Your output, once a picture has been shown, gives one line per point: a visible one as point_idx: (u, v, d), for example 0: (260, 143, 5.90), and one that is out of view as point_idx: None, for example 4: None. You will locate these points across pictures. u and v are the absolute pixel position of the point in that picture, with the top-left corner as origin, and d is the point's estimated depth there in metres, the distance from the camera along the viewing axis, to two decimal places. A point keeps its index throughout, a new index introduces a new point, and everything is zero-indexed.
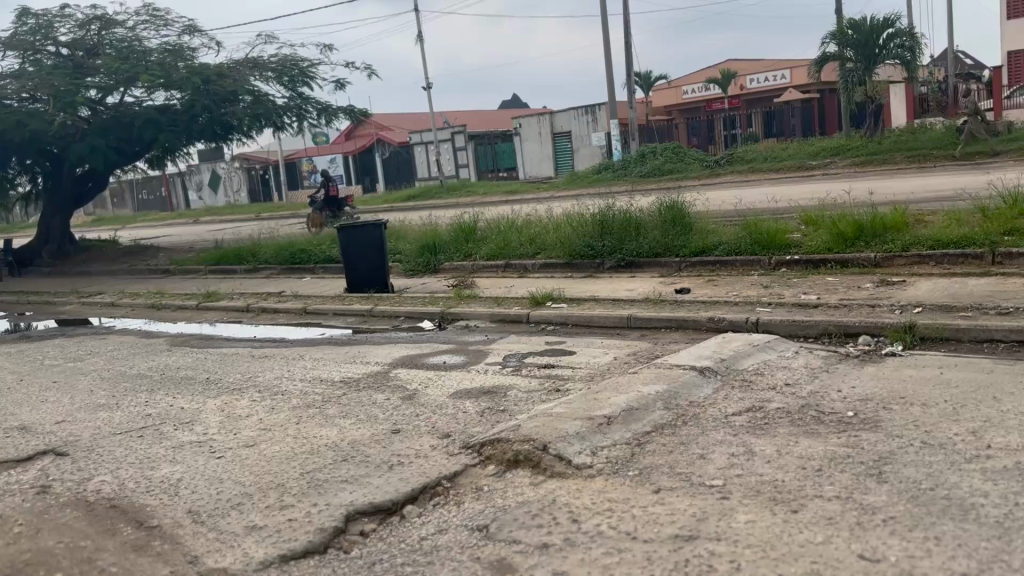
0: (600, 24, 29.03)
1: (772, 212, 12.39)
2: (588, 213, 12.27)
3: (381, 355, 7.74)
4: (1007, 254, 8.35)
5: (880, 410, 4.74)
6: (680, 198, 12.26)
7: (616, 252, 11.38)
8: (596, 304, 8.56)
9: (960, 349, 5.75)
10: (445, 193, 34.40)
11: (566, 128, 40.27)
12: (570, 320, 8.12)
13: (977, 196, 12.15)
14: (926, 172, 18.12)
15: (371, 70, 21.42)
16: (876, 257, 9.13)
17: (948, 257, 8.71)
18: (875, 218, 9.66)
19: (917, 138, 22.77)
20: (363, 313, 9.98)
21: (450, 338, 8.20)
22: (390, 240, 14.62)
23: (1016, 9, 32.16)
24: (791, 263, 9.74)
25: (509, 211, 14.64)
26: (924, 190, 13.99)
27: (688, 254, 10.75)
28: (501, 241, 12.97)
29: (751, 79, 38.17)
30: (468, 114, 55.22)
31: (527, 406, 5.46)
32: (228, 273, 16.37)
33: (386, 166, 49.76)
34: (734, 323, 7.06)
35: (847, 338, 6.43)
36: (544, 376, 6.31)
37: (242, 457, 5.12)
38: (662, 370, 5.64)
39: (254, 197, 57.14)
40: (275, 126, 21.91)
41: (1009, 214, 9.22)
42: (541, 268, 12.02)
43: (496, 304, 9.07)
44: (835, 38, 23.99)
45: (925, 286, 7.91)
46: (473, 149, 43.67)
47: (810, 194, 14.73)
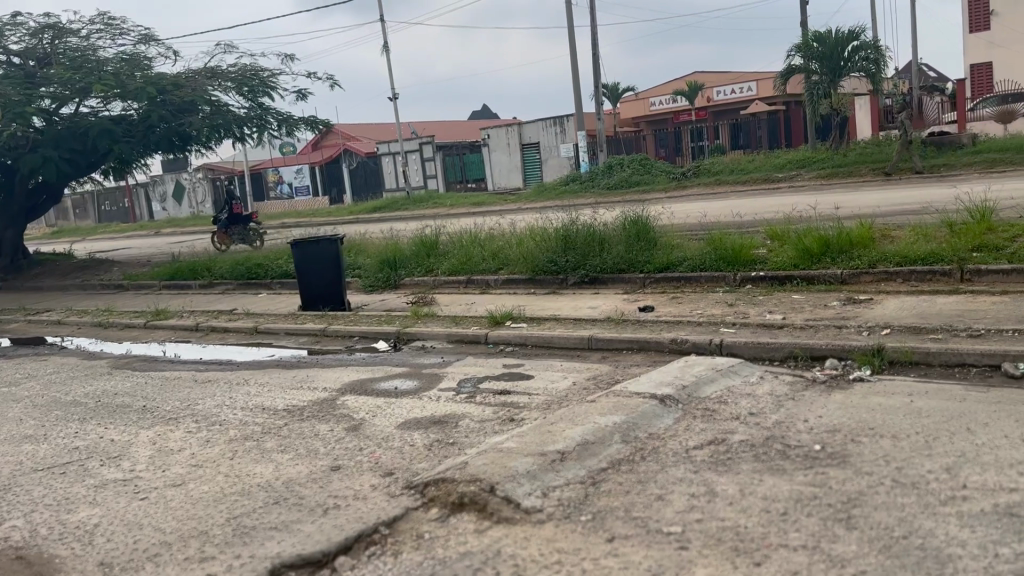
0: (568, 36, 28.90)
1: (738, 226, 12.23)
2: (552, 227, 11.99)
3: (330, 380, 7.35)
4: (975, 270, 8.22)
5: (848, 444, 4.49)
6: (645, 212, 12.06)
7: (579, 267, 11.11)
8: (557, 323, 8.25)
9: (930, 374, 5.55)
10: (411, 204, 34.01)
11: (535, 139, 40.12)
12: (529, 340, 7.80)
13: (944, 209, 12.08)
14: (890, 185, 18.18)
15: (334, 80, 21.00)
16: (842, 274, 8.95)
17: (915, 274, 8.56)
18: (842, 233, 9.49)
19: (881, 151, 22.93)
20: (316, 332, 9.58)
21: (404, 360, 7.83)
22: (350, 254, 14.23)
23: (976, 24, 32.68)
24: (756, 279, 9.54)
25: (472, 224, 14.33)
26: (890, 203, 13.95)
27: (653, 270, 10.52)
28: (463, 256, 12.63)
29: (718, 91, 38.35)
30: (436, 124, 54.90)
31: (478, 438, 5.12)
32: (182, 288, 15.85)
33: (353, 177, 49.17)
34: (696, 345, 6.80)
35: (813, 362, 6.20)
36: (499, 403, 5.98)
37: (167, 499, 4.71)
38: (621, 398, 5.34)
39: (219, 208, 56.23)
40: (235, 136, 21.39)
41: (976, 229, 9.10)
42: (503, 284, 11.71)
43: (454, 323, 8.73)
44: (800, 50, 24.12)
45: (893, 305, 7.74)
46: (441, 160, 43.35)
47: (776, 207, 14.63)
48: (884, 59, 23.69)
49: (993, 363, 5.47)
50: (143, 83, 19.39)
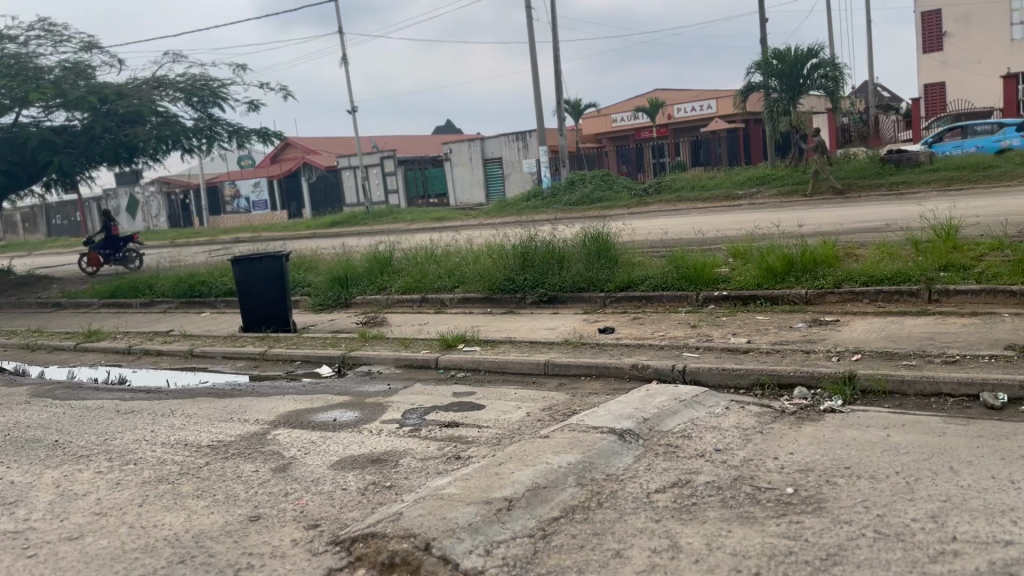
0: (529, 50, 28.64)
1: (700, 243, 11.92)
2: (509, 244, 11.54)
3: (264, 412, 6.77)
4: (944, 291, 7.95)
5: (823, 485, 4.07)
6: (606, 228, 11.67)
7: (538, 285, 10.66)
8: (511, 346, 7.77)
9: (906, 405, 5.19)
10: (371, 219, 33.35)
11: (497, 154, 39.79)
12: (481, 365, 7.29)
13: (907, 227, 11.93)
14: (852, 202, 18.11)
15: (287, 91, 20.46)
16: (807, 293, 8.64)
17: (882, 294, 8.28)
18: (806, 252, 9.19)
19: (839, 168, 23.04)
20: (256, 356, 9.00)
21: (347, 386, 7.30)
22: (299, 270, 13.63)
23: (930, 44, 33.25)
24: (719, 299, 9.19)
25: (427, 240, 13.82)
26: (852, 220, 13.80)
27: (614, 289, 10.11)
28: (417, 273, 12.09)
29: (678, 108, 38.49)
30: (397, 139, 54.34)
31: (418, 481, 4.62)
32: (122, 308, 15.06)
33: (312, 191, 48.35)
34: (658, 371, 6.37)
35: (781, 390, 5.81)
36: (445, 437, 5.47)
37: (57, 557, 4.13)
38: (575, 433, 4.87)
39: (174, 222, 54.87)
40: (183, 148, 20.62)
41: (942, 248, 8.87)
42: (459, 303, 11.19)
43: (402, 345, 8.19)
44: (760, 68, 24.11)
45: (861, 327, 7.42)
46: (403, 175, 42.76)
47: (739, 224, 14.40)
48: (842, 75, 23.75)
49: (971, 392, 5.13)
50: (85, 92, 18.62)
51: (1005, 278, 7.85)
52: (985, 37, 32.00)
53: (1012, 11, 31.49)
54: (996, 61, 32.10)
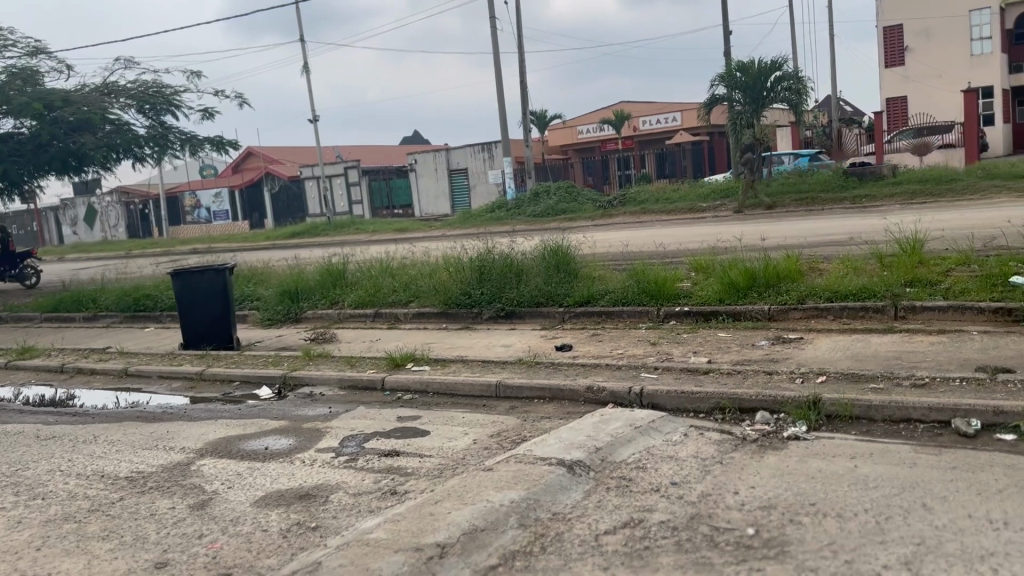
0: (494, 60, 28.38)
1: (662, 256, 11.65)
2: (467, 257, 11.13)
3: (191, 440, 6.30)
4: (911, 307, 7.73)
5: (787, 525, 3.73)
6: (566, 240, 11.33)
7: (496, 300, 10.25)
8: (462, 365, 7.35)
9: (873, 432, 4.89)
10: (332, 229, 32.72)
11: (462, 165, 39.43)
12: (430, 387, 6.85)
13: (871, 240, 11.80)
14: (815, 215, 18.04)
15: (244, 99, 20.04)
16: (770, 309, 8.38)
17: (847, 310, 8.04)
18: (770, 267, 8.92)
19: (802, 181, 23.05)
20: (192, 376, 8.51)
21: (285, 410, 6.86)
22: (250, 284, 13.11)
23: (891, 59, 33.67)
24: (680, 315, 8.89)
25: (383, 252, 13.38)
26: (816, 233, 13.69)
27: (573, 304, 9.75)
28: (371, 287, 11.60)
29: (644, 120, 38.55)
30: (361, 149, 53.75)
31: (346, 522, 4.21)
32: (63, 322, 14.39)
33: (274, 201, 47.57)
34: (614, 394, 6.01)
35: (742, 414, 5.49)
36: (382, 469, 5.04)
37: None
38: (521, 466, 4.48)
39: (133, 232, 53.61)
40: (134, 157, 19.95)
41: (907, 263, 8.69)
42: (414, 318, 10.72)
43: (347, 365, 7.73)
44: (724, 81, 24.05)
45: (826, 346, 7.18)
46: (367, 185, 42.39)
47: (703, 236, 14.20)
48: (806, 88, 23.78)
49: (942, 418, 4.85)
50: (30, 98, 17.89)
51: (971, 294, 7.66)
52: (944, 53, 32.46)
53: (971, 28, 31.99)
54: (955, 77, 32.57)
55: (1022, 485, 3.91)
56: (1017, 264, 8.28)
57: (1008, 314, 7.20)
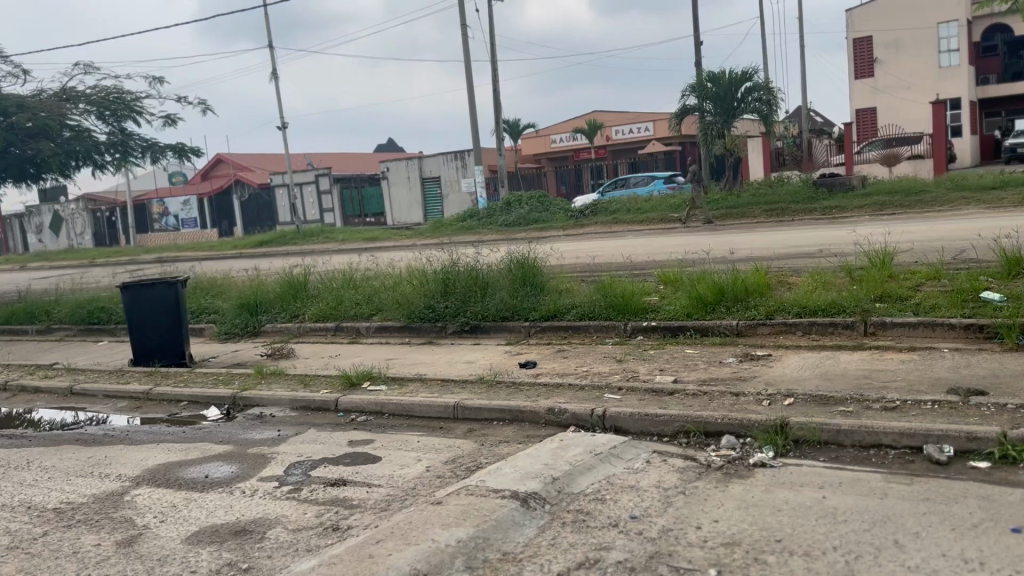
0: (465, 68, 28.13)
1: (630, 268, 11.44)
2: (431, 269, 10.81)
3: (129, 465, 5.95)
4: (880, 324, 7.58)
5: (751, 566, 3.49)
6: (532, 251, 11.08)
7: (459, 313, 9.93)
8: (419, 383, 7.03)
9: (843, 459, 4.68)
10: (301, 238, 32.23)
11: (435, 173, 39.12)
12: (385, 408, 6.54)
13: (841, 253, 11.68)
14: (787, 226, 17.98)
15: (207, 105, 19.60)
16: (738, 325, 8.18)
17: (816, 326, 7.87)
18: (738, 280, 8.73)
19: (773, 192, 23.04)
20: (138, 396, 8.14)
21: (232, 433, 6.53)
22: (209, 296, 12.71)
23: (861, 71, 33.97)
24: (648, 330, 8.67)
25: (347, 262, 13.02)
26: (786, 244, 13.60)
27: (539, 318, 9.47)
28: (332, 299, 11.22)
29: (616, 130, 38.57)
30: (333, 157, 53.25)
31: (280, 563, 3.90)
32: (15, 336, 13.87)
33: (244, 209, 46.88)
34: (576, 416, 5.74)
35: (707, 439, 5.25)
36: (326, 501, 4.73)
37: None
38: (471, 499, 4.19)
39: (100, 241, 52.61)
40: (94, 164, 19.39)
41: (877, 277, 8.55)
42: (376, 332, 10.37)
43: (300, 384, 7.39)
44: (695, 91, 24.02)
45: (795, 363, 6.99)
46: (338, 194, 41.90)
47: (673, 247, 14.04)
48: (776, 99, 23.81)
49: (913, 444, 4.67)
50: None
51: (941, 310, 7.54)
52: (913, 65, 32.83)
53: (939, 40, 32.36)
54: (923, 88, 32.93)
55: (997, 519, 3.71)
56: (986, 279, 8.18)
57: (979, 331, 7.08)
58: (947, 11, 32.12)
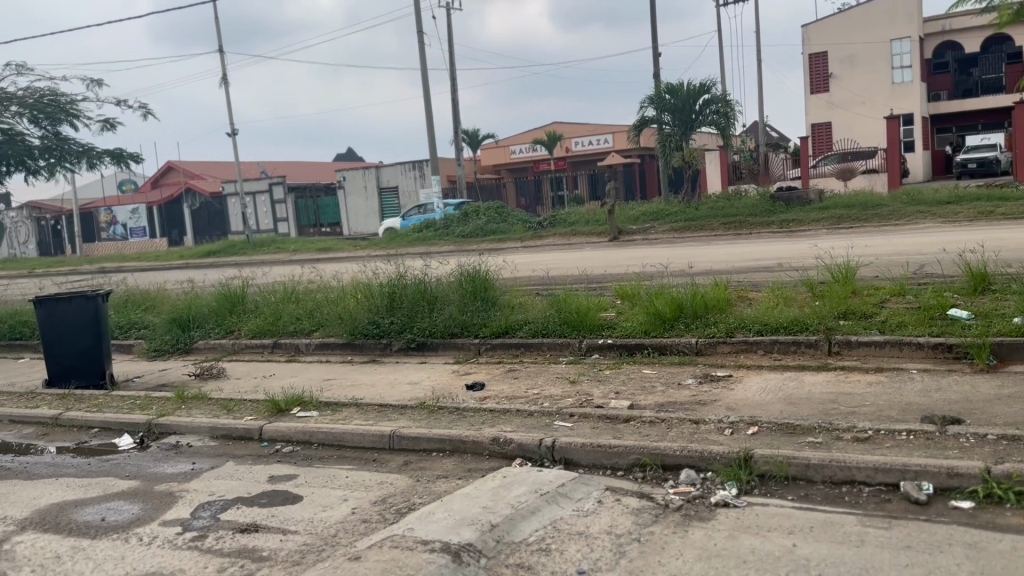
0: (422, 77, 27.59)
1: (586, 282, 10.95)
2: (376, 281, 10.17)
3: (17, 506, 5.26)
4: (845, 342, 7.21)
5: None
6: (484, 264, 10.54)
7: (405, 330, 9.29)
8: (354, 408, 6.44)
9: (813, 497, 4.23)
10: (251, 248, 31.32)
11: (393, 182, 38.53)
12: (314, 438, 5.94)
13: (801, 267, 11.35)
14: (745, 239, 17.73)
15: (149, 110, 18.80)
16: (697, 343, 7.74)
17: (778, 344, 7.47)
18: (697, 296, 8.31)
19: (731, 205, 22.85)
20: (46, 421, 7.41)
21: (142, 467, 5.90)
22: (140, 311, 11.92)
23: (816, 85, 34.27)
24: (604, 348, 8.17)
25: (289, 274, 12.32)
26: (745, 257, 13.31)
27: (490, 335, 8.89)
28: (271, 314, 10.55)
29: (576, 141, 38.48)
30: (289, 166, 52.20)
31: None
32: None
33: (195, 219, 45.64)
34: (522, 447, 5.19)
35: (663, 473, 4.76)
36: (231, 551, 4.14)
37: None
38: (394, 554, 3.63)
39: (44, 250, 50.82)
40: (26, 170, 18.33)
41: (840, 293, 8.22)
42: (316, 349, 9.70)
43: (223, 409, 6.75)
44: (654, 103, 23.82)
45: (757, 386, 6.56)
46: (293, 203, 40.86)
47: (631, 260, 13.65)
48: (733, 112, 23.68)
49: (889, 481, 4.24)
50: None
51: (907, 329, 7.22)
52: (867, 80, 33.19)
53: (892, 57, 32.77)
54: (877, 104, 33.29)
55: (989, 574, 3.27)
56: (951, 296, 7.92)
57: (947, 350, 6.77)
58: (900, 27, 32.56)
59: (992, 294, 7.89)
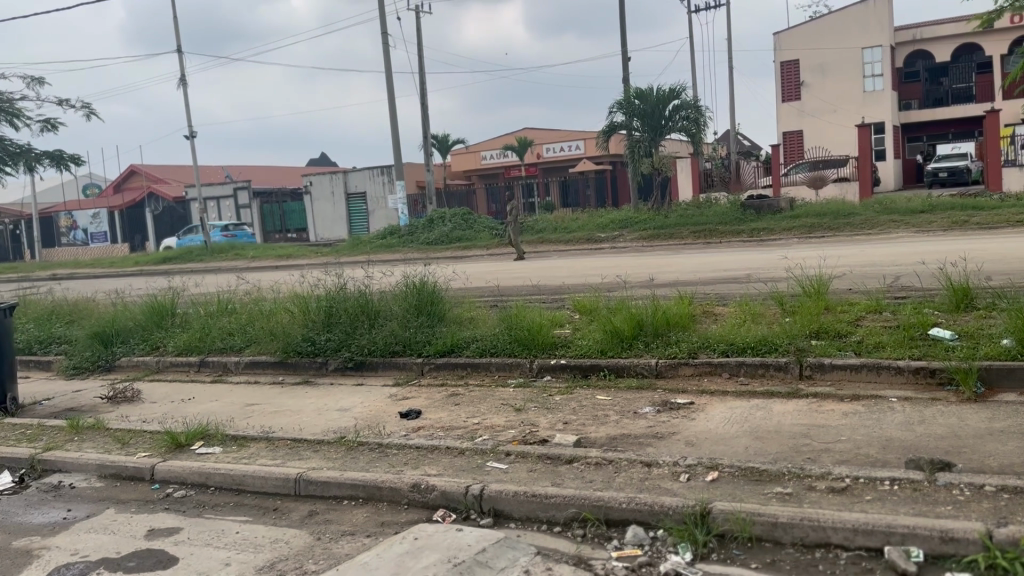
0: (386, 80, 26.77)
1: (543, 295, 10.26)
2: (316, 292, 9.35)
3: None
4: (817, 365, 6.56)
5: None
6: (432, 275, 9.78)
7: (343, 348, 8.47)
8: (264, 443, 5.61)
9: (782, 565, 3.52)
10: (209, 255, 30.25)
11: (361, 188, 37.44)
12: (211, 480, 5.15)
13: (771, 279, 10.73)
14: (715, 248, 17.18)
15: (92, 109, 17.70)
16: (657, 364, 7.04)
17: (743, 368, 6.79)
18: (658, 312, 7.61)
19: (702, 213, 22.31)
20: None
21: (8, 515, 5.03)
22: (63, 325, 10.98)
23: (787, 93, 34.00)
24: (556, 369, 7.43)
25: (228, 284, 11.44)
26: (713, 267, 12.69)
27: (433, 354, 8.10)
28: (201, 329, 9.70)
29: (547, 147, 37.93)
30: (255, 171, 51.01)
31: None
32: None
33: (157, 224, 44.29)
34: (445, 495, 4.43)
35: (605, 529, 4.03)
36: None
37: None
38: None
39: (2, 256, 49.15)
40: None
41: (812, 310, 7.58)
42: (246, 368, 8.87)
43: (116, 443, 5.90)
44: (622, 108, 23.25)
45: (721, 416, 5.86)
46: (258, 208, 39.76)
47: (595, 271, 12.95)
48: (704, 119, 23.16)
49: (871, 545, 3.55)
50: None
51: (885, 350, 6.61)
52: (839, 87, 32.95)
53: (864, 65, 32.54)
54: (849, 111, 33.05)
55: None
56: (932, 313, 7.36)
57: (931, 376, 6.15)
58: (871, 36, 32.39)
59: (975, 312, 7.32)
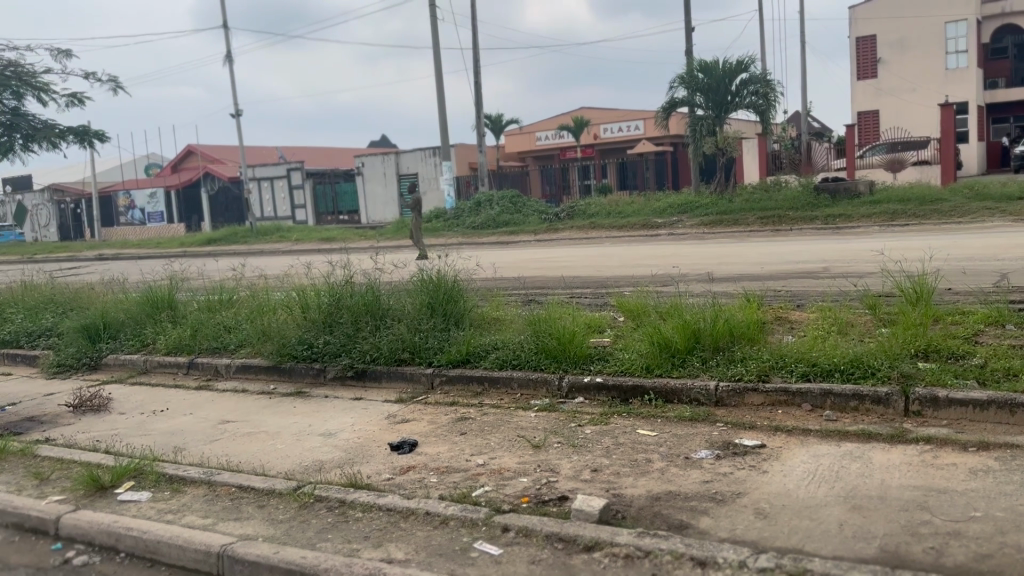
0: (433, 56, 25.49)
1: (581, 291, 8.91)
2: (320, 285, 8.11)
3: None
4: (928, 399, 5.03)
5: None
6: (452, 266, 8.44)
7: (343, 353, 7.22)
8: (203, 493, 4.36)
9: None
10: (254, 237, 29.60)
11: (413, 169, 36.33)
12: (121, 544, 3.94)
13: (855, 275, 9.13)
14: (784, 237, 15.52)
15: (119, 83, 16.82)
16: (716, 389, 5.58)
17: (829, 397, 5.30)
18: (719, 319, 6.12)
19: (769, 197, 20.52)
20: None
21: None
22: (56, 312, 10.06)
23: (863, 71, 31.50)
24: (589, 388, 6.04)
25: (233, 274, 10.35)
26: (784, 259, 11.11)
27: (445, 364, 6.77)
28: (194, 326, 8.56)
29: (604, 128, 36.18)
30: (309, 151, 50.51)
31: None
32: None
33: (213, 203, 44.06)
34: None
35: None
36: None
37: None
38: None
39: (65, 234, 49.64)
40: None
41: (916, 322, 5.99)
42: (236, 372, 7.70)
43: (32, 480, 4.75)
44: (684, 83, 21.50)
45: (801, 470, 4.39)
46: (310, 189, 39.12)
47: (649, 261, 11.46)
48: (774, 94, 21.20)
49: None
50: None
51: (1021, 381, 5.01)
52: (921, 63, 30.36)
53: (946, 40, 29.95)
54: (932, 89, 30.44)
55: None
56: None
57: None
58: (957, 8, 29.71)
59: None
